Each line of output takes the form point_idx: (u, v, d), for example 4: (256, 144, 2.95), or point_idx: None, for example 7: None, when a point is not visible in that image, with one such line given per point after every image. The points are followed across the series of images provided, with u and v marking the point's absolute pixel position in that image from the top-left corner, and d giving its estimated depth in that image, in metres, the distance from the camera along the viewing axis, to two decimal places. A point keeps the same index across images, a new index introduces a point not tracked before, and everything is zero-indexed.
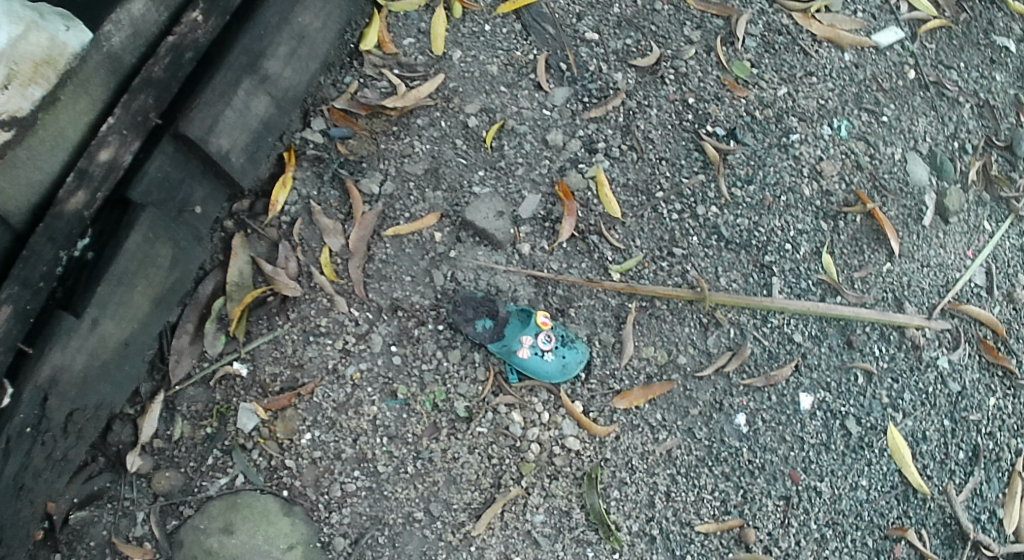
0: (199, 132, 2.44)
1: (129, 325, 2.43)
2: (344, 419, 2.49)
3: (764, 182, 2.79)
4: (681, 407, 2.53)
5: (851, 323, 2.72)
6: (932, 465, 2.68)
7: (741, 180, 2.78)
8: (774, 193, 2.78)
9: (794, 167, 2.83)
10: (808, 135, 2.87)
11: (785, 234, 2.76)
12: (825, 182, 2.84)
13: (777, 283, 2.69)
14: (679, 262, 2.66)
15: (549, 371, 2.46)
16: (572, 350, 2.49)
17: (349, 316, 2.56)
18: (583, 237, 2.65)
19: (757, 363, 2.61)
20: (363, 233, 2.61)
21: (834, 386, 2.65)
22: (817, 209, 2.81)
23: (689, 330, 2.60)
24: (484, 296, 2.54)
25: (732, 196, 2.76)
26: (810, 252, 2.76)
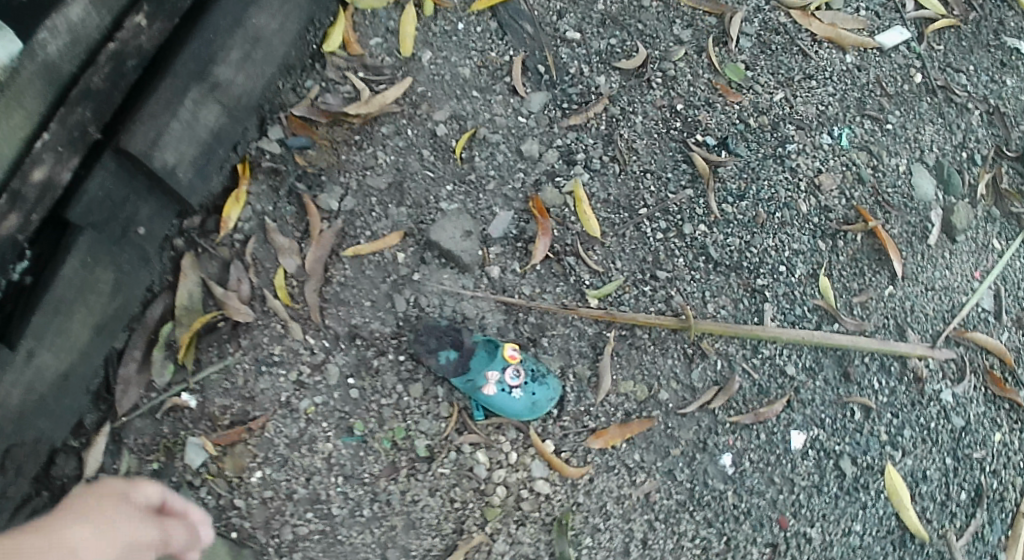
0: (142, 146, 2.21)
1: (67, 356, 2.22)
2: (299, 457, 2.29)
3: (757, 197, 2.58)
4: (661, 447, 2.35)
5: (850, 353, 2.52)
6: (932, 507, 2.49)
7: (732, 196, 2.57)
8: (768, 210, 2.58)
9: (790, 181, 2.62)
10: (806, 145, 2.66)
11: (780, 254, 2.55)
12: (823, 198, 2.63)
13: (769, 309, 2.50)
14: (664, 287, 2.44)
15: (517, 409, 2.27)
16: (543, 386, 2.29)
17: (304, 343, 2.35)
18: (559, 259, 2.42)
19: (745, 399, 2.42)
20: (319, 253, 2.39)
21: (828, 423, 2.47)
22: (815, 226, 2.60)
23: (672, 361, 2.40)
24: (449, 324, 2.33)
25: (723, 213, 2.54)
26: (806, 274, 2.56)
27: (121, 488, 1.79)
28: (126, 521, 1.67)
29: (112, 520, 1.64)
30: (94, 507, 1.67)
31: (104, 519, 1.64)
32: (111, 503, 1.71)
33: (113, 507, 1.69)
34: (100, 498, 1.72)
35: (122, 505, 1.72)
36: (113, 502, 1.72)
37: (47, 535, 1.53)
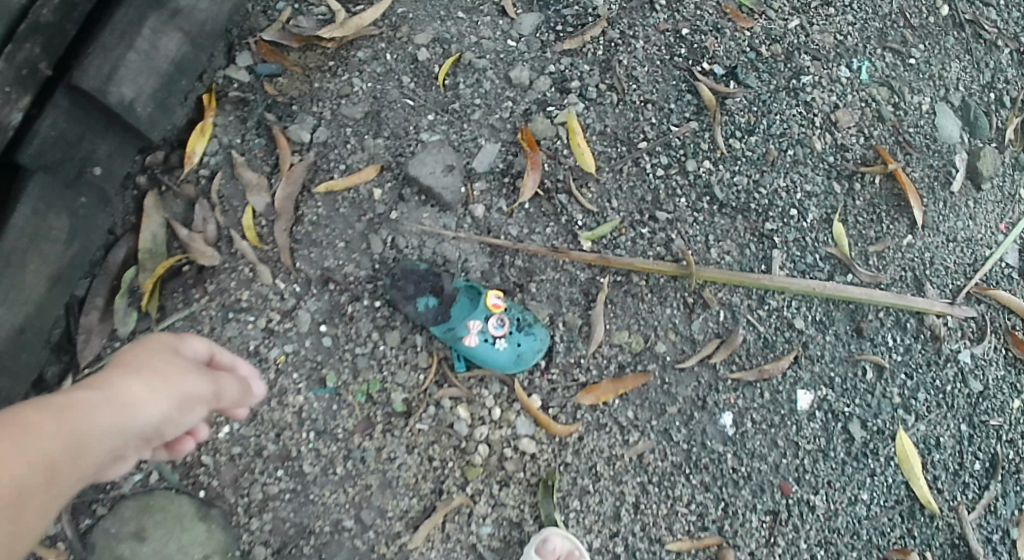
0: (96, 82, 1.99)
1: (23, 308, 1.99)
2: (269, 412, 2.09)
3: (768, 131, 2.39)
4: (656, 404, 2.17)
5: (863, 307, 2.34)
6: (944, 476, 2.31)
7: (740, 130, 2.37)
8: (779, 145, 2.38)
9: (804, 116, 2.42)
10: (822, 78, 2.46)
11: (791, 196, 2.36)
12: (839, 135, 2.43)
13: (778, 256, 2.32)
14: (664, 229, 2.24)
15: (501, 362, 2.09)
16: (529, 337, 2.11)
17: (273, 288, 2.14)
18: (548, 198, 2.22)
19: (749, 353, 2.25)
20: (290, 188, 2.18)
21: (837, 383, 2.30)
22: (829, 167, 2.40)
23: (671, 311, 2.21)
24: (428, 269, 2.15)
25: (729, 148, 2.35)
26: (818, 219, 2.37)
27: (175, 340, 1.83)
28: (176, 380, 1.70)
29: (169, 375, 1.70)
30: (149, 361, 1.72)
31: (155, 377, 1.67)
32: (161, 357, 1.74)
33: (164, 359, 1.74)
34: (163, 345, 1.78)
35: (176, 361, 1.75)
36: (170, 353, 1.77)
37: (101, 398, 1.57)
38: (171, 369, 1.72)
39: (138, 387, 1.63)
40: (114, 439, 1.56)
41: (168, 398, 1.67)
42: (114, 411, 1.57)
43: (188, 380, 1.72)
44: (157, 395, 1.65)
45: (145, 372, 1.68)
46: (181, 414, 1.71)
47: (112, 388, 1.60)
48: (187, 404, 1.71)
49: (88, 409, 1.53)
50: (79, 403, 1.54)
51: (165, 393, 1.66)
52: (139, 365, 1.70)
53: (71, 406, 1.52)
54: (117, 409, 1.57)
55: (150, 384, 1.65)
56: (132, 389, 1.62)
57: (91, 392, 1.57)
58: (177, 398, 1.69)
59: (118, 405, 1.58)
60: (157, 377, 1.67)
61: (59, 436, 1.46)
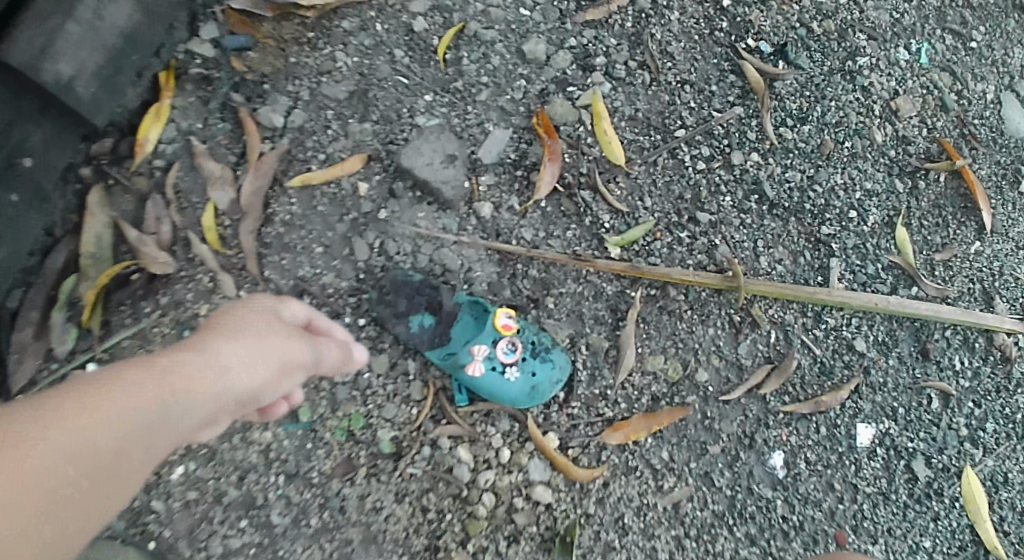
0: (27, 57, 1.64)
1: None
2: (231, 450, 1.65)
3: (823, 121, 2.03)
4: (696, 444, 1.75)
5: (929, 325, 1.96)
6: (1012, 517, 1.88)
7: (792, 118, 2.01)
8: (835, 136, 2.03)
9: (862, 102, 2.06)
10: (880, 60, 2.09)
11: (849, 196, 2.00)
12: (901, 125, 2.06)
13: (836, 267, 1.95)
14: (707, 234, 1.85)
15: (513, 395, 1.67)
16: (546, 365, 1.69)
17: (236, 302, 1.73)
18: (569, 195, 1.81)
19: (804, 382, 1.87)
20: (260, 182, 1.79)
21: (901, 414, 1.90)
22: (891, 162, 2.03)
23: (714, 332, 1.79)
24: (423, 281, 1.73)
25: (780, 139, 2.00)
26: (880, 222, 2.00)
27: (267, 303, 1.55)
28: (256, 347, 1.43)
29: (246, 341, 1.43)
30: (225, 328, 1.44)
31: (226, 344, 1.40)
32: (241, 323, 1.46)
33: (244, 326, 1.46)
34: (247, 310, 1.51)
35: (260, 327, 1.47)
36: (255, 317, 1.49)
37: (157, 373, 1.30)
38: (252, 334, 1.44)
39: (207, 356, 1.37)
40: (190, 414, 1.32)
41: (249, 368, 1.40)
42: (175, 383, 1.31)
43: (276, 345, 1.46)
44: (232, 365, 1.38)
45: (216, 339, 1.41)
46: (273, 383, 1.46)
47: (174, 362, 1.34)
48: (275, 372, 1.45)
49: (148, 378, 1.29)
50: (141, 375, 1.29)
51: (243, 362, 1.40)
52: (216, 332, 1.43)
53: (139, 373, 1.30)
54: (179, 380, 1.31)
55: (222, 354, 1.38)
56: (201, 361, 1.36)
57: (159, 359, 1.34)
58: (263, 366, 1.42)
59: (181, 378, 1.32)
60: (230, 343, 1.41)
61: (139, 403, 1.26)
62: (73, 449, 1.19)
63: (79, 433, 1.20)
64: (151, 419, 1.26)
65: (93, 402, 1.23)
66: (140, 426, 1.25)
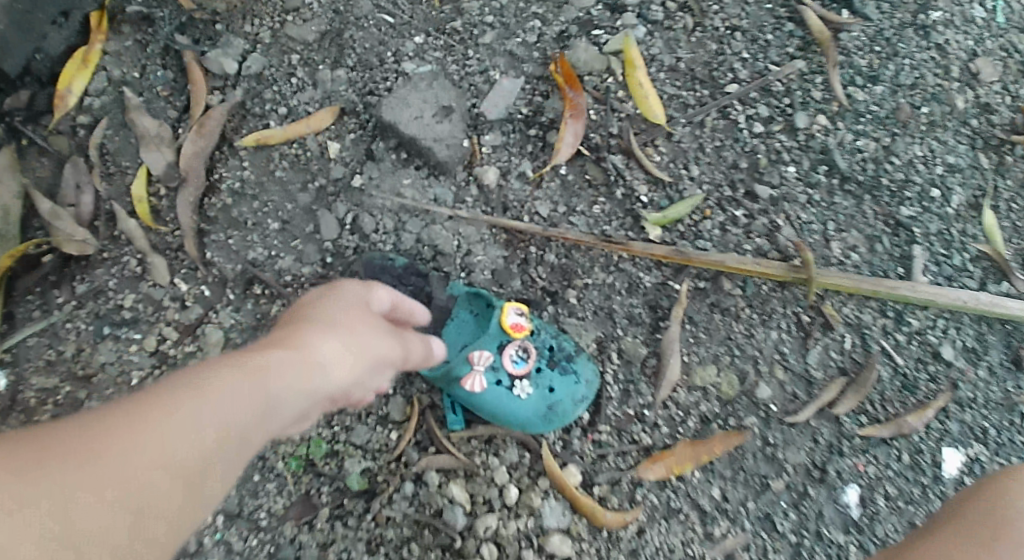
0: None
1: None
2: None
3: (896, 81, 1.58)
4: (755, 479, 1.34)
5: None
6: None
7: (862, 76, 1.58)
8: (912, 102, 1.57)
9: (938, 62, 1.60)
10: (955, 15, 1.63)
11: (929, 170, 1.54)
12: (981, 91, 1.59)
13: (920, 255, 1.49)
14: (767, 212, 1.47)
15: (524, 416, 1.28)
16: (568, 379, 1.30)
17: (170, 292, 1.34)
18: (597, 159, 1.43)
19: (884, 399, 1.42)
20: (202, 145, 1.40)
21: (995, 436, 1.41)
22: (973, 133, 1.57)
23: (779, 334, 1.40)
24: (407, 269, 1.33)
25: (850, 100, 1.57)
26: (965, 204, 1.53)
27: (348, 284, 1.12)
28: (348, 341, 1.02)
29: (335, 331, 1.02)
30: (308, 318, 1.04)
31: (309, 338, 1.00)
32: (327, 306, 1.06)
33: (330, 310, 1.05)
34: (335, 291, 1.10)
35: (351, 310, 1.06)
36: (347, 299, 1.08)
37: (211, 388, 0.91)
38: (343, 321, 1.03)
39: (280, 353, 0.97)
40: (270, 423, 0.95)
41: (339, 369, 1.00)
42: (234, 400, 0.92)
43: (368, 336, 1.04)
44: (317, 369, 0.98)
45: (294, 333, 1.01)
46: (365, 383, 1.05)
47: (235, 368, 0.94)
48: (371, 373, 1.04)
49: (196, 396, 0.90)
50: (189, 391, 0.91)
51: (331, 362, 0.99)
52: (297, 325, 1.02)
53: (184, 389, 0.91)
54: (241, 395, 0.92)
55: (301, 352, 0.98)
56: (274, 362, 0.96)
57: (212, 364, 0.94)
58: (357, 361, 1.02)
59: (244, 391, 0.92)
60: (315, 336, 1.00)
61: (184, 435, 0.88)
62: (86, 511, 0.83)
63: (98, 488, 0.84)
64: (201, 457, 0.89)
65: (116, 437, 0.86)
66: (182, 467, 0.88)
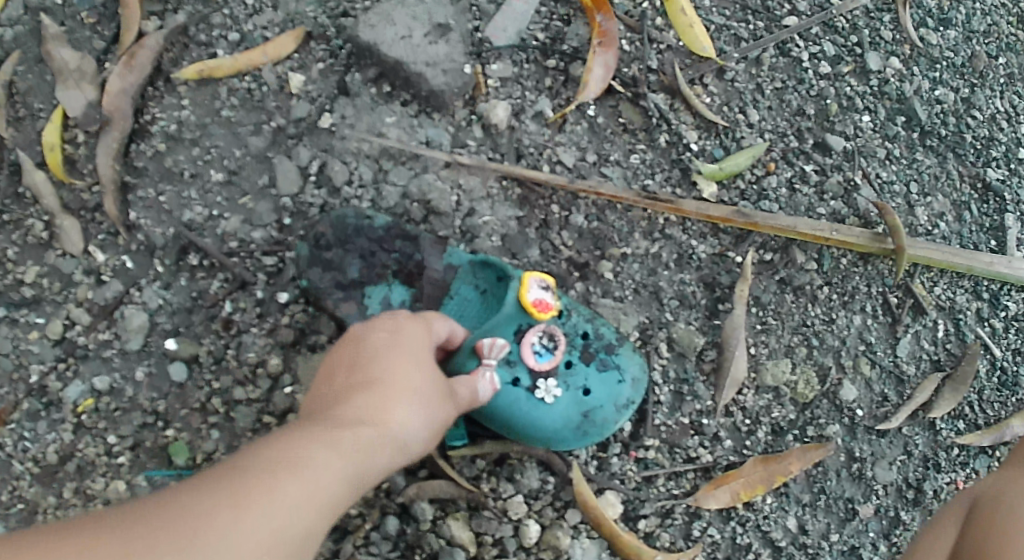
0: None
1: None
2: (62, 510, 0.97)
3: (970, 26, 1.28)
4: (837, 504, 1.06)
5: None
6: None
7: (934, 18, 1.27)
8: (988, 47, 1.28)
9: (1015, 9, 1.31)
10: None
11: (1016, 126, 1.26)
12: None
13: (1016, 228, 1.22)
14: (842, 168, 1.17)
15: (550, 427, 0.97)
16: (608, 378, 0.98)
17: (83, 263, 1.04)
18: (634, 97, 1.13)
19: (982, 402, 1.14)
20: (131, 82, 1.08)
21: None
22: None
23: (864, 320, 1.12)
24: (389, 231, 1.03)
25: (922, 42, 1.25)
26: None
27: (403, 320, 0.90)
28: (427, 399, 0.84)
29: (414, 389, 0.83)
30: (365, 365, 0.83)
31: (386, 401, 0.80)
32: (387, 346, 0.85)
33: (392, 352, 0.84)
34: (377, 323, 0.87)
35: (412, 350, 0.86)
36: (403, 336, 0.87)
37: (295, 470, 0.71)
38: (414, 371, 0.84)
39: (357, 426, 0.77)
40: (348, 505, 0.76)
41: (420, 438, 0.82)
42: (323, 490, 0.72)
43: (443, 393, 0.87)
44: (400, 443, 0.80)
45: (365, 391, 0.81)
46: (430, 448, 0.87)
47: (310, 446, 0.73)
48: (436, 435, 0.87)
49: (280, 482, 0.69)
50: (272, 478, 0.69)
51: (414, 428, 0.82)
52: (366, 384, 0.82)
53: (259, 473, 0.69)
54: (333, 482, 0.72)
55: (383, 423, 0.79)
56: (356, 439, 0.76)
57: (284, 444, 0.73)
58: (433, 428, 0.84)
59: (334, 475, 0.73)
60: (394, 399, 0.81)
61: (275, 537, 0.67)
62: None
63: None
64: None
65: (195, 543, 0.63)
66: None
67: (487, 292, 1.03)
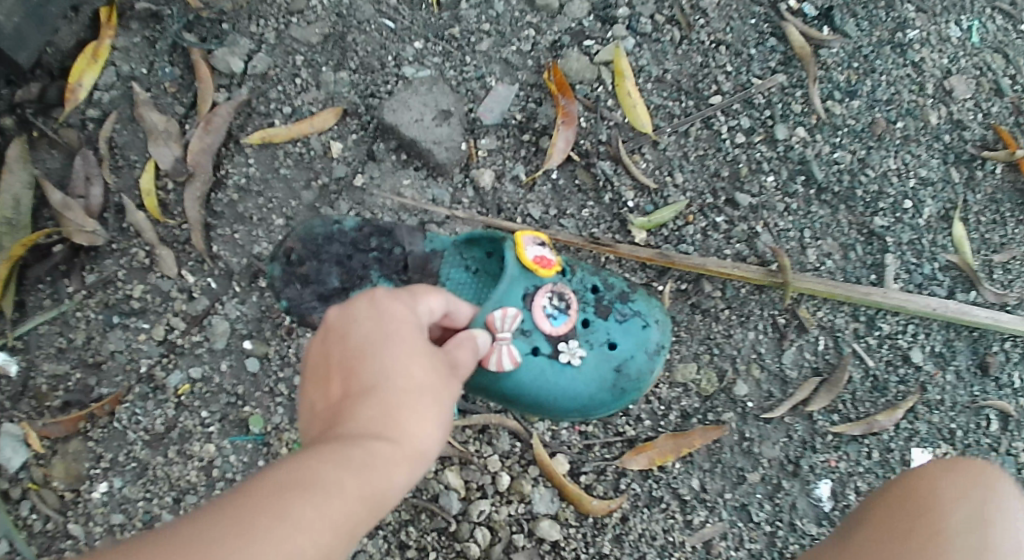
0: None
1: None
2: (168, 466, 1.34)
3: (873, 96, 1.61)
4: (732, 471, 1.42)
5: (992, 334, 1.52)
6: None
7: (840, 91, 1.61)
8: (887, 115, 1.60)
9: (914, 79, 1.62)
10: (932, 34, 1.64)
11: (903, 181, 1.57)
12: (955, 108, 1.61)
13: (893, 265, 1.54)
14: (747, 219, 1.53)
15: (586, 381, 1.30)
16: (623, 333, 1.33)
17: (177, 283, 1.41)
18: (587, 165, 1.51)
19: (855, 400, 1.48)
20: (210, 141, 1.46)
21: (959, 437, 1.48)
22: (946, 148, 1.59)
23: (756, 336, 1.48)
24: (361, 234, 1.37)
25: (827, 113, 1.60)
26: (936, 216, 1.57)
27: (397, 307, 1.03)
28: (433, 401, 0.97)
29: (419, 388, 0.96)
30: (367, 368, 0.97)
31: (392, 409, 0.94)
32: (379, 342, 0.98)
33: (386, 346, 0.98)
34: (367, 313, 1.02)
35: (406, 336, 1.00)
36: (395, 327, 1.00)
37: (309, 495, 0.84)
38: (414, 371, 0.97)
39: (368, 442, 0.91)
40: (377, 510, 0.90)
41: (431, 438, 0.95)
42: (341, 508, 0.85)
43: (446, 389, 1.00)
44: (414, 449, 0.93)
45: (369, 399, 0.94)
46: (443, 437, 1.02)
47: (327, 465, 0.87)
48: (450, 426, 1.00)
49: (294, 507, 0.82)
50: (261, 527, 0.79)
51: (428, 431, 0.96)
52: (373, 394, 0.95)
53: (268, 501, 0.82)
54: (344, 502, 0.85)
55: (394, 431, 0.92)
56: (368, 449, 0.90)
57: (303, 468, 0.86)
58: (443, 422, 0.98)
59: (352, 490, 0.86)
60: (404, 409, 0.94)
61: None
62: None
63: None
64: None
65: None
66: None
67: (477, 267, 1.36)
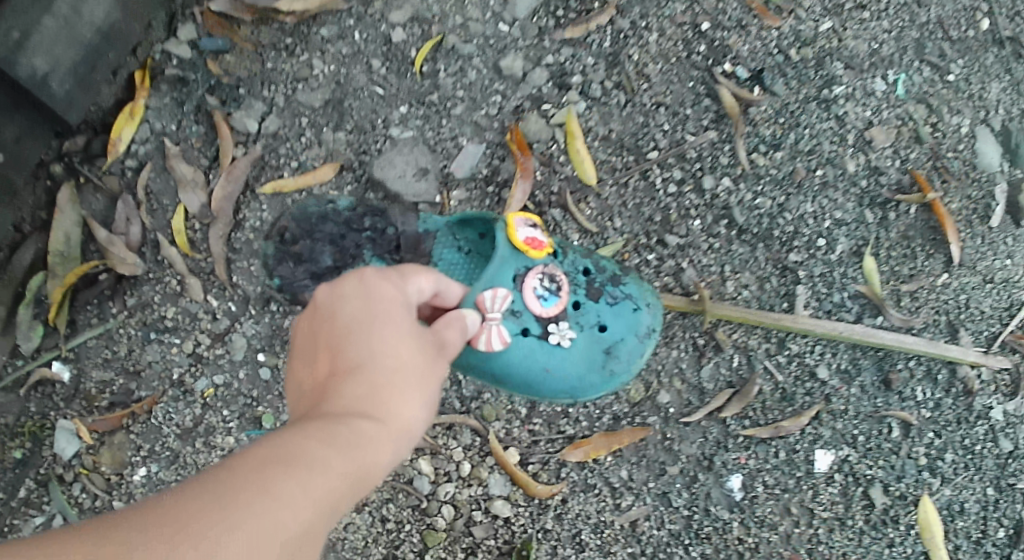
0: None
1: None
2: (195, 454, 1.70)
3: (796, 147, 1.86)
4: (655, 463, 1.76)
5: (894, 354, 1.80)
6: (965, 546, 1.76)
7: (765, 144, 1.86)
8: (807, 164, 1.86)
9: (837, 131, 1.86)
10: (857, 89, 1.87)
11: (818, 223, 1.84)
12: (873, 155, 1.85)
13: (803, 294, 1.82)
14: (676, 256, 1.83)
15: (577, 358, 1.63)
16: (610, 317, 1.65)
17: (204, 306, 1.74)
18: (540, 213, 1.84)
19: (764, 407, 1.79)
20: (231, 188, 1.79)
21: (861, 442, 1.78)
22: (862, 192, 1.84)
23: (680, 354, 1.80)
24: (354, 214, 1.70)
25: (752, 164, 1.86)
26: (848, 251, 1.83)
27: (386, 292, 1.32)
28: (410, 380, 1.26)
29: (401, 369, 1.26)
30: (356, 350, 1.26)
31: (376, 386, 1.23)
32: (366, 324, 1.28)
33: (373, 327, 1.28)
34: (357, 291, 1.31)
35: (393, 318, 1.29)
36: (381, 309, 1.30)
37: (298, 471, 1.10)
38: (399, 350, 1.27)
39: (358, 419, 1.20)
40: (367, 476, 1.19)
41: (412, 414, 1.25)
42: (331, 477, 1.13)
43: (423, 365, 1.29)
44: (397, 424, 1.23)
45: (358, 379, 1.24)
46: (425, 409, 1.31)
47: (321, 441, 1.15)
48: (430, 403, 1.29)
49: (284, 481, 1.09)
50: (261, 495, 1.07)
51: (407, 408, 1.25)
52: (361, 374, 1.24)
53: (266, 472, 1.10)
54: (333, 475, 1.12)
55: (379, 412, 1.22)
56: (355, 426, 1.19)
57: (301, 440, 1.14)
58: (421, 395, 1.27)
59: (340, 465, 1.14)
60: (387, 393, 1.24)
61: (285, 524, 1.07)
62: None
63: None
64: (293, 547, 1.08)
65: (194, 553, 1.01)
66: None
67: (473, 246, 1.68)
